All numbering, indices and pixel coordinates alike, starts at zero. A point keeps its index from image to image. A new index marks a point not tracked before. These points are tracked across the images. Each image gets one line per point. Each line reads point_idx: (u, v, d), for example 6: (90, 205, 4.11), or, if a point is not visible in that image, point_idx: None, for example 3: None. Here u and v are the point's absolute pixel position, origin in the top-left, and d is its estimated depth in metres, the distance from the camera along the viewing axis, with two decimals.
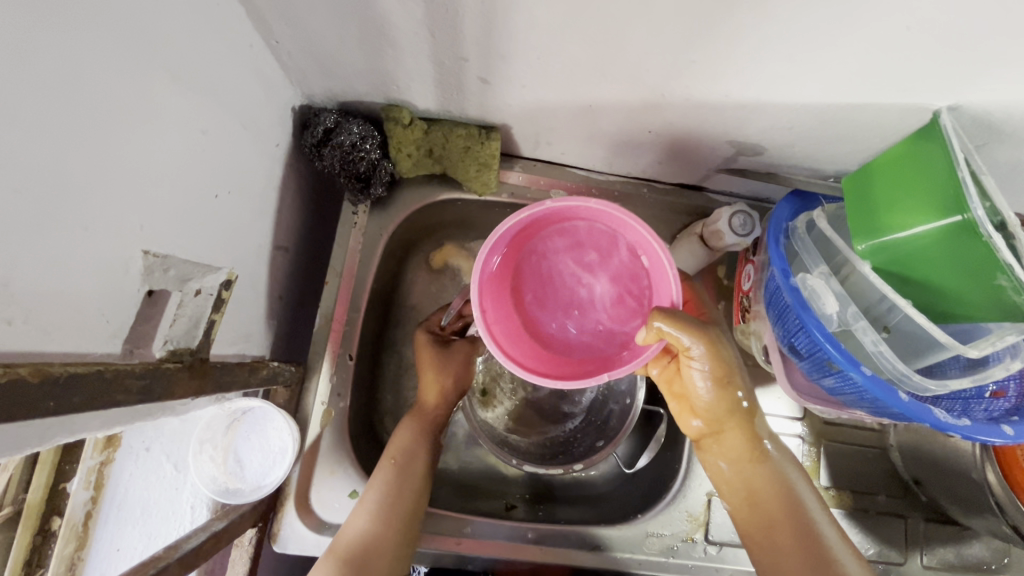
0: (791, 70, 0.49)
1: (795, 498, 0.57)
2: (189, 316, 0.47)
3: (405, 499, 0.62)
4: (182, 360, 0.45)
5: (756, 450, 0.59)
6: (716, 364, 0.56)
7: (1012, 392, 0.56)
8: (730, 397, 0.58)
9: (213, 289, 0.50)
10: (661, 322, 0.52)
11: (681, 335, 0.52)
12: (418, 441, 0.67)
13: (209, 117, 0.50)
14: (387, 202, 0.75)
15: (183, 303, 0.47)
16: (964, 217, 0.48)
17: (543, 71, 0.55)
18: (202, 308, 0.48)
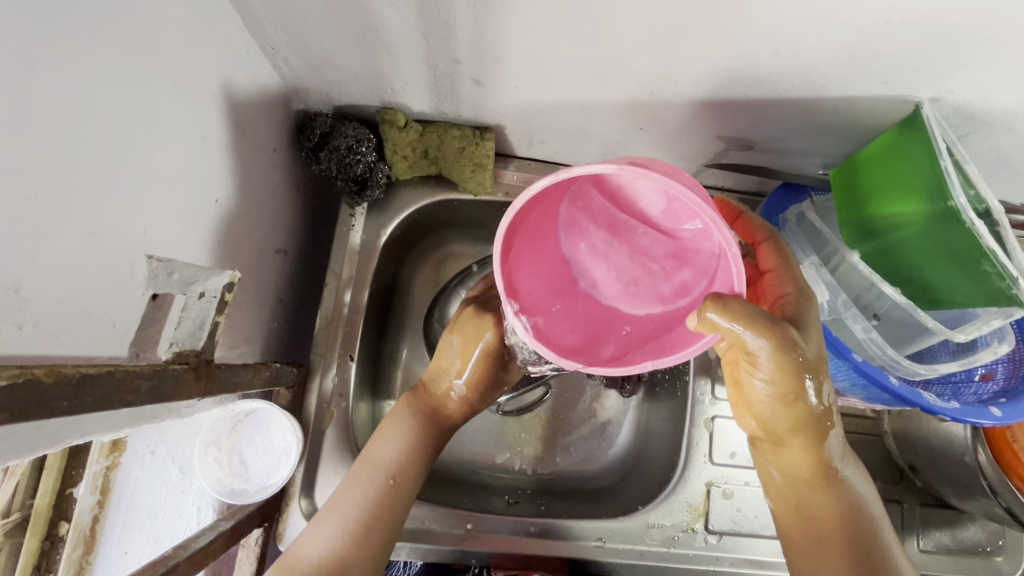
0: (777, 65, 0.50)
1: (857, 525, 0.54)
2: (194, 318, 0.48)
3: (387, 514, 0.59)
4: (187, 362, 0.45)
5: (821, 471, 0.56)
6: (781, 371, 0.50)
7: (1000, 375, 0.58)
8: (797, 412, 0.53)
9: (216, 292, 0.50)
10: (717, 315, 0.46)
11: (739, 332, 0.47)
12: (409, 450, 0.63)
13: (208, 123, 0.51)
14: (384, 204, 0.76)
15: (187, 305, 0.47)
16: (947, 205, 0.49)
17: (534, 71, 0.56)
18: (207, 310, 0.49)
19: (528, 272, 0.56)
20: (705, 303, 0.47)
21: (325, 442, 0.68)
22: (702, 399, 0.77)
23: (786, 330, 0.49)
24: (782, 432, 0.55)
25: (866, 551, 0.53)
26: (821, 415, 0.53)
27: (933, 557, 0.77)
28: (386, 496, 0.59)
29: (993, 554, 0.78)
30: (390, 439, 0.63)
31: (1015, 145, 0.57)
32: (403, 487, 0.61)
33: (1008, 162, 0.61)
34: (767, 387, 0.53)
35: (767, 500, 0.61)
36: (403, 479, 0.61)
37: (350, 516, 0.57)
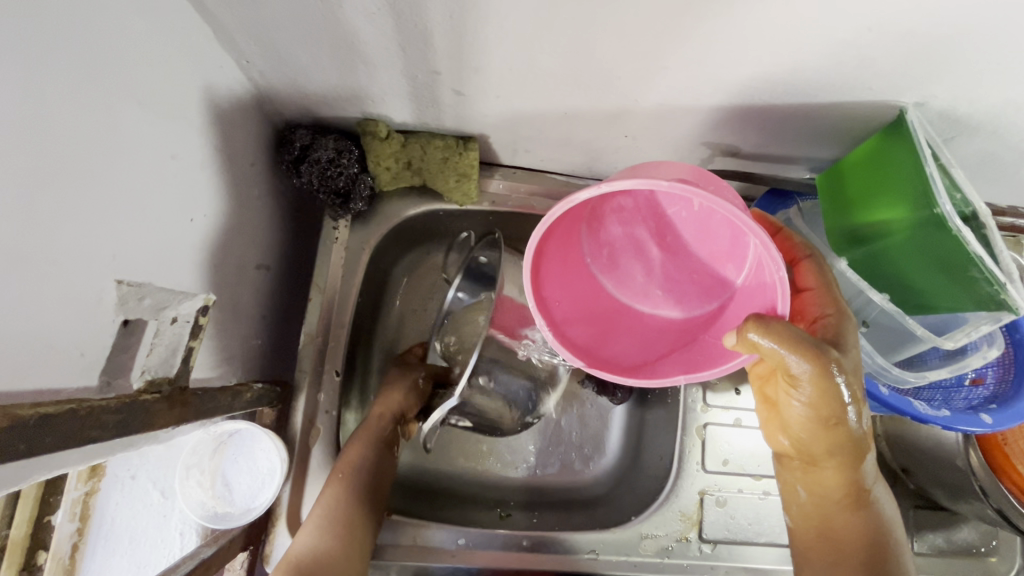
0: (762, 72, 0.49)
1: (883, 552, 0.54)
2: (166, 344, 0.47)
3: (357, 526, 0.61)
4: (160, 390, 0.45)
5: (852, 493, 0.55)
6: (823, 397, 0.49)
7: (991, 379, 0.57)
8: (836, 437, 0.52)
9: (190, 316, 0.49)
10: (757, 336, 0.46)
11: (783, 354, 0.46)
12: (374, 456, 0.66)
13: (181, 141, 0.49)
14: (368, 215, 0.75)
15: (160, 331, 0.46)
16: (934, 212, 0.48)
17: (516, 81, 0.55)
18: (180, 335, 0.48)
19: (554, 255, 0.59)
20: (747, 323, 0.47)
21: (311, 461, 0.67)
22: (694, 406, 0.76)
23: (835, 356, 0.48)
24: (815, 454, 0.55)
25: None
26: (861, 441, 0.53)
27: (928, 560, 0.76)
28: (352, 508, 0.62)
29: (988, 555, 0.78)
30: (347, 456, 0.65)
31: (1000, 148, 0.57)
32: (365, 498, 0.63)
33: (992, 166, 0.60)
34: (805, 409, 0.52)
35: (792, 517, 0.61)
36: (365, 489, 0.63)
37: (316, 532, 0.59)
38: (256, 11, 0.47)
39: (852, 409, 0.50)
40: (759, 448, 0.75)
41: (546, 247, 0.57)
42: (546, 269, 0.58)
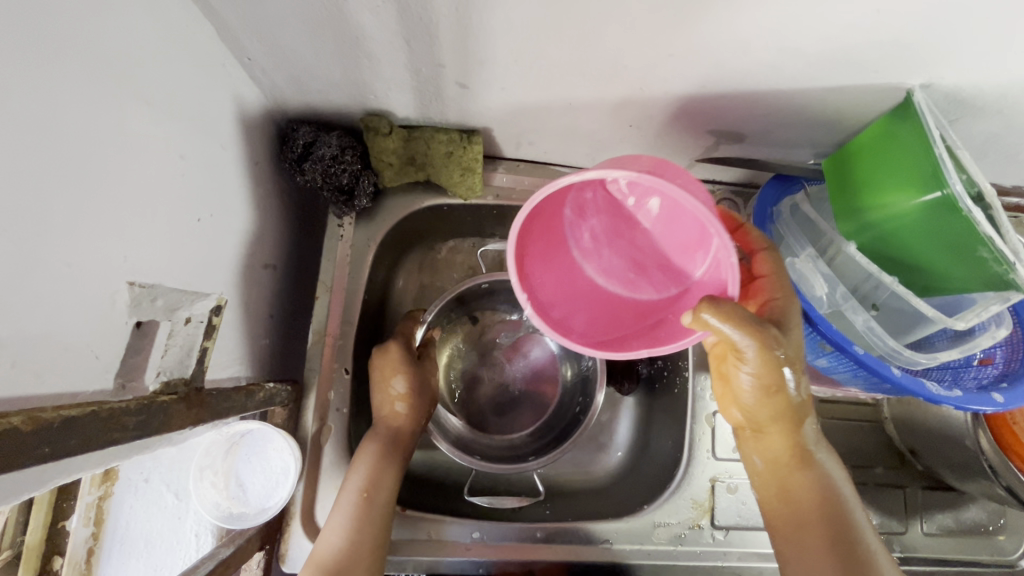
0: (768, 58, 0.49)
1: (836, 510, 0.54)
2: (181, 345, 0.46)
3: (374, 531, 0.60)
4: (177, 392, 0.44)
5: (798, 454, 0.56)
6: (771, 370, 0.50)
7: (1000, 359, 0.57)
8: (777, 402, 0.53)
9: (203, 316, 0.48)
10: (710, 314, 0.48)
11: (732, 333, 0.48)
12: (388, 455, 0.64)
13: (186, 141, 0.49)
14: (372, 212, 0.74)
15: (173, 333, 0.46)
16: (943, 193, 0.48)
17: (520, 72, 0.54)
18: (194, 336, 0.47)
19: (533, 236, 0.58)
20: (701, 304, 0.49)
21: (322, 460, 0.67)
22: (703, 394, 0.76)
23: (773, 329, 0.50)
24: (760, 420, 0.56)
25: (850, 538, 0.52)
26: (800, 403, 0.53)
27: (937, 539, 0.78)
28: (364, 513, 0.60)
29: (995, 533, 0.79)
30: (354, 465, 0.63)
31: (1005, 127, 0.57)
32: (380, 502, 0.62)
33: (998, 146, 0.61)
34: (751, 381, 0.53)
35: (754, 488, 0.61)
36: (378, 494, 0.62)
37: (336, 538, 0.58)
38: (259, 6, 0.47)
39: (791, 376, 0.51)
40: None
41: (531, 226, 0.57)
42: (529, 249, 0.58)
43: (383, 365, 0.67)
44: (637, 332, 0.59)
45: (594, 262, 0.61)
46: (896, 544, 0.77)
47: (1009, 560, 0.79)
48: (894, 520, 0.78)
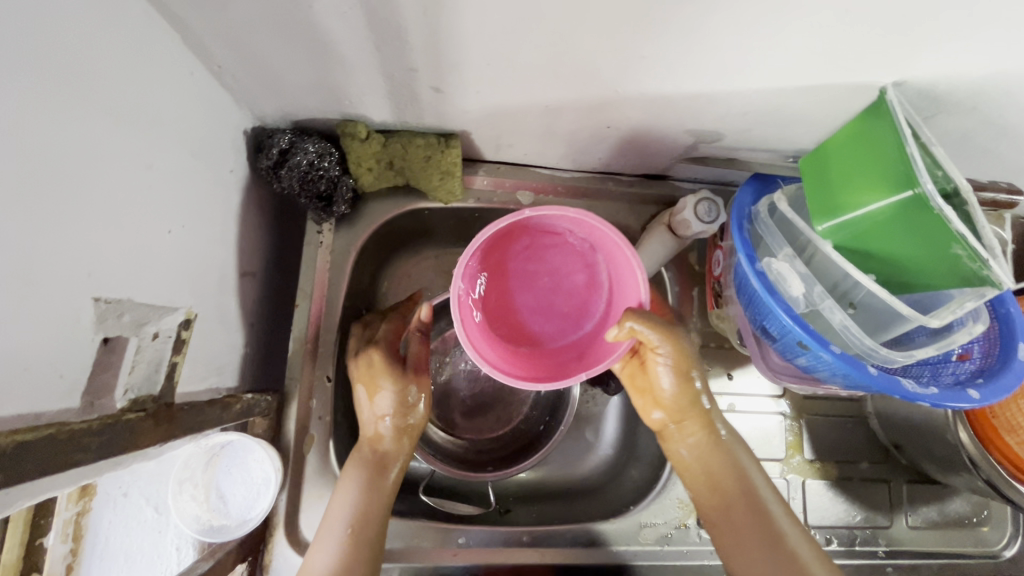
0: (742, 59, 0.49)
1: (753, 492, 0.59)
2: (149, 361, 0.47)
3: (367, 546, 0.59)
4: (144, 408, 0.45)
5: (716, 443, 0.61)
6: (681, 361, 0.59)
7: (977, 353, 0.57)
8: (691, 391, 0.60)
9: (172, 331, 0.50)
10: (633, 321, 0.55)
11: (650, 334, 0.56)
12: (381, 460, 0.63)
13: (154, 152, 0.48)
14: (352, 218, 0.74)
15: (141, 348, 0.46)
16: (914, 192, 0.47)
17: (494, 76, 0.54)
18: (162, 351, 0.49)
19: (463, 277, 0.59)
20: (624, 315, 0.56)
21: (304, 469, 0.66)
22: None
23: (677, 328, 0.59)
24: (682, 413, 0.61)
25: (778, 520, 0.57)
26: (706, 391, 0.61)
27: (920, 532, 0.79)
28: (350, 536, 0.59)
29: (979, 524, 0.80)
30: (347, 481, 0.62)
31: (979, 123, 0.57)
32: (369, 524, 0.60)
33: (972, 142, 0.61)
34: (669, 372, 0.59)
35: (684, 486, 0.64)
36: (365, 516, 0.60)
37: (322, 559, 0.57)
38: (226, 14, 0.46)
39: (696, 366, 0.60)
40: (753, 433, 0.78)
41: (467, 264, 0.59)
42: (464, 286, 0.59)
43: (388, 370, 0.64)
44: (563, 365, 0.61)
45: (511, 306, 0.65)
46: (881, 538, 0.77)
47: (992, 551, 0.80)
48: (879, 514, 0.78)
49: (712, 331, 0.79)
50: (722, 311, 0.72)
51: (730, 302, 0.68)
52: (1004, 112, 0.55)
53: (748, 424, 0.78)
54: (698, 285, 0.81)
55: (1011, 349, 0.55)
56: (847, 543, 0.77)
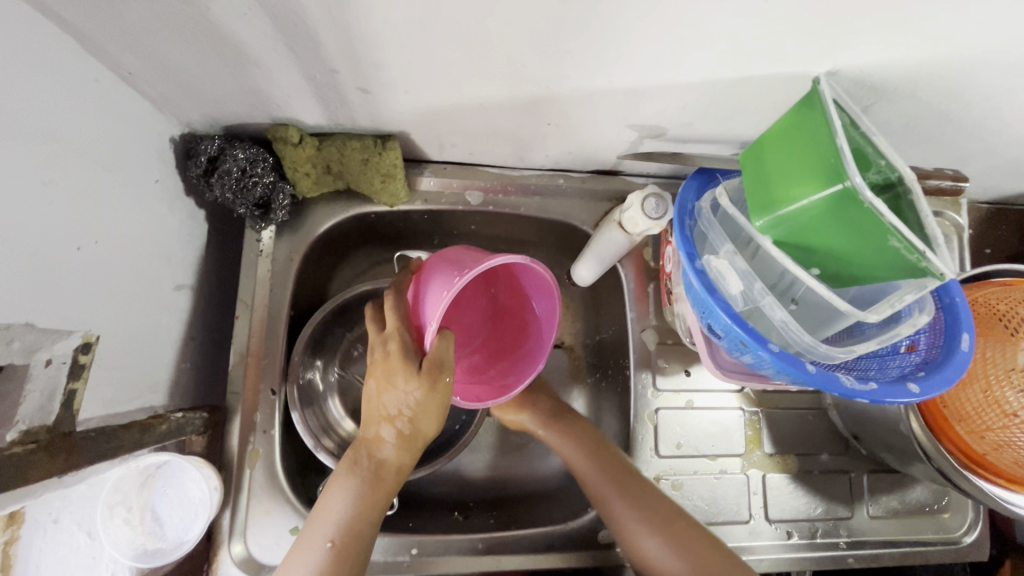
0: (670, 49, 0.47)
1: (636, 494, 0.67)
2: (41, 390, 0.44)
3: (359, 547, 0.60)
4: (36, 440, 0.43)
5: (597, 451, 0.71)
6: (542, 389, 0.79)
7: (923, 345, 0.56)
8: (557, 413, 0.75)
9: (67, 356, 0.46)
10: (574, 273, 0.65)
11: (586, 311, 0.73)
12: (384, 462, 0.62)
13: (56, 165, 0.45)
14: (294, 225, 0.72)
15: (33, 378, 0.43)
16: (844, 186, 0.46)
17: (421, 75, 0.52)
18: (56, 380, 0.45)
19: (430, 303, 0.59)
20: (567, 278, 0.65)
21: (248, 484, 0.66)
22: (645, 392, 0.77)
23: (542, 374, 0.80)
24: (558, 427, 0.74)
25: (679, 523, 0.65)
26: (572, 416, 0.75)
27: (881, 522, 0.79)
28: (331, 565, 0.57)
29: (940, 511, 0.80)
30: (330, 497, 0.61)
31: (921, 110, 0.56)
32: (352, 552, 0.59)
33: (915, 129, 0.60)
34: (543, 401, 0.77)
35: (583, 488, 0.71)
36: (349, 544, 0.59)
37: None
38: (121, 18, 0.43)
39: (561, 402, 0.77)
40: (712, 430, 0.77)
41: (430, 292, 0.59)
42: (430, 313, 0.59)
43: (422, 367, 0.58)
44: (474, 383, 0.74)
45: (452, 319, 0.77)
46: (842, 529, 0.77)
47: (954, 537, 0.80)
48: (840, 506, 0.78)
49: (668, 328, 0.79)
50: (673, 308, 0.72)
51: (678, 299, 0.67)
52: (944, 99, 0.54)
53: (707, 421, 0.77)
54: (654, 282, 0.80)
55: (954, 339, 0.54)
56: (809, 536, 0.76)
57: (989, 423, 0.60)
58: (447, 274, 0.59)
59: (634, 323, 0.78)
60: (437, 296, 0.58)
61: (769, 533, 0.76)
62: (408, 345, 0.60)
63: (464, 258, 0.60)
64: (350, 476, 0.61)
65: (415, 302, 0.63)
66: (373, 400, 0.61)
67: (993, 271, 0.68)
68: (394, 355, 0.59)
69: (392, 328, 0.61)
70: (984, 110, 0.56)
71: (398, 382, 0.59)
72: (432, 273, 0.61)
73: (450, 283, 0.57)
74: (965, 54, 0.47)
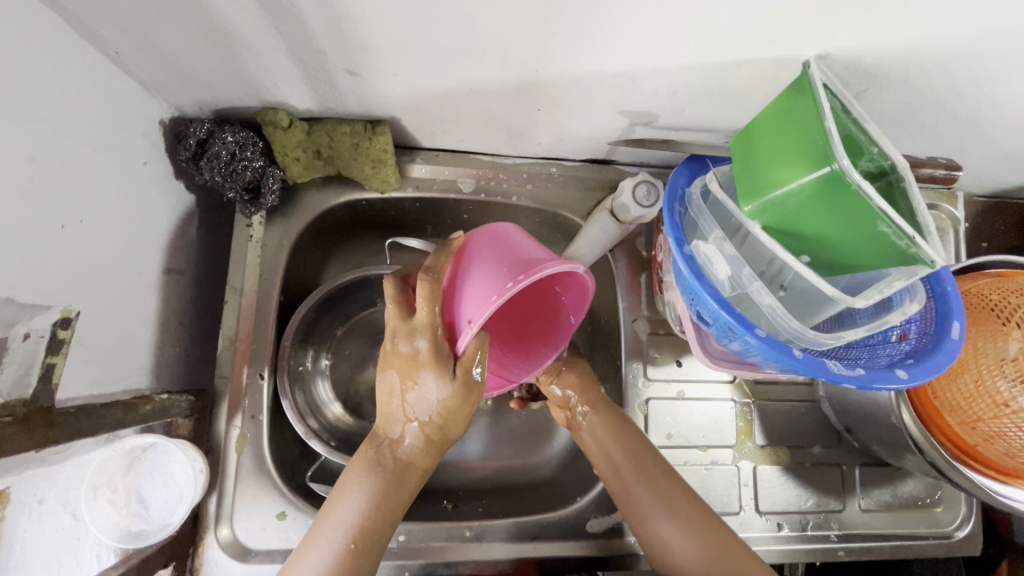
0: (660, 30, 0.47)
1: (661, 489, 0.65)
2: (18, 363, 0.42)
3: (378, 545, 0.59)
4: (12, 413, 0.41)
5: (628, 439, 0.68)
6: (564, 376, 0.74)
7: (914, 334, 0.55)
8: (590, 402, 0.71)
9: (44, 331, 0.45)
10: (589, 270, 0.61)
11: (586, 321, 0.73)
12: (409, 462, 0.60)
13: (39, 143, 0.45)
14: (285, 210, 0.72)
15: (9, 351, 0.42)
16: (831, 168, 0.45)
17: (409, 57, 0.52)
18: (34, 353, 0.44)
19: (470, 303, 0.54)
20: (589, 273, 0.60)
21: (235, 469, 0.66)
22: (636, 381, 0.76)
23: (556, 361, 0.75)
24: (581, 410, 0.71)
25: (689, 501, 0.64)
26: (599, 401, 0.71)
27: (873, 515, 0.78)
28: (349, 565, 0.56)
29: (933, 505, 0.80)
30: (348, 495, 0.59)
31: (914, 97, 0.56)
32: (370, 552, 0.58)
33: (909, 117, 0.60)
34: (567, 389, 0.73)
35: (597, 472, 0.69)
36: (369, 544, 0.58)
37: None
38: None
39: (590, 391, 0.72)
40: (704, 420, 0.77)
41: (473, 290, 0.54)
42: (470, 314, 0.54)
43: (457, 371, 0.56)
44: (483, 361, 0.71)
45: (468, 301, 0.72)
46: (833, 522, 0.77)
47: (945, 531, 0.80)
48: (831, 498, 0.78)
49: (661, 318, 0.78)
50: (663, 296, 0.71)
51: (669, 287, 0.67)
52: (937, 86, 0.54)
53: (698, 411, 0.77)
54: (647, 271, 0.79)
55: (945, 327, 0.53)
56: (799, 528, 0.76)
57: (980, 414, 0.60)
58: (496, 274, 0.53)
59: (626, 313, 0.78)
60: (483, 298, 0.53)
61: (759, 524, 0.75)
62: (443, 344, 0.55)
63: (510, 256, 0.55)
64: (370, 476, 0.60)
65: (449, 291, 0.56)
66: (397, 396, 0.58)
67: (988, 262, 0.68)
68: (424, 355, 0.55)
69: (423, 320, 0.55)
70: (980, 98, 0.56)
71: (427, 384, 0.56)
72: (479, 267, 0.55)
73: (503, 289, 0.52)
74: (959, 37, 0.47)
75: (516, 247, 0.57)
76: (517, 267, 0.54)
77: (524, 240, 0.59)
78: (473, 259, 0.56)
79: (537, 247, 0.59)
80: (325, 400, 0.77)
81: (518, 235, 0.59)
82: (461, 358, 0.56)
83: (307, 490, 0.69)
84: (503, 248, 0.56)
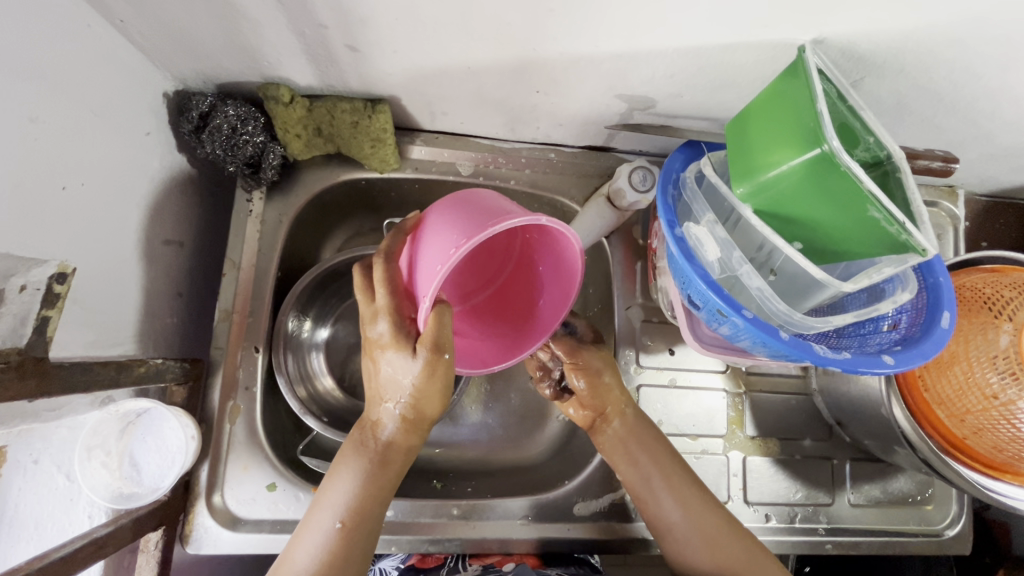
0: (655, 10, 0.47)
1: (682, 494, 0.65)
2: (14, 314, 0.43)
3: (366, 524, 0.59)
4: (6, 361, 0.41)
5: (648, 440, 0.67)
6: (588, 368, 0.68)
7: (904, 323, 0.55)
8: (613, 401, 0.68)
9: (40, 283, 0.44)
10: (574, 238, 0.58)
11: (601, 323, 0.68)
12: (388, 445, 0.60)
13: (40, 104, 0.46)
14: (284, 187, 0.73)
15: (3, 300, 0.42)
16: (822, 149, 0.46)
17: (408, 33, 0.52)
18: (30, 305, 0.44)
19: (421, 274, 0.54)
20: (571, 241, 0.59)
21: (228, 439, 0.67)
22: (628, 368, 0.77)
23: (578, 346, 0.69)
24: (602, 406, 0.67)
25: (710, 505, 0.64)
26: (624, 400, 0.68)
27: (862, 510, 0.78)
28: (340, 545, 0.57)
29: (923, 502, 0.80)
30: (338, 479, 0.59)
31: (911, 87, 0.56)
32: (362, 532, 0.58)
33: (905, 107, 0.60)
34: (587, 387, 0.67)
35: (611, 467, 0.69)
36: (358, 524, 0.58)
37: (304, 566, 0.56)
38: None
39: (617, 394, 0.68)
40: (695, 410, 0.77)
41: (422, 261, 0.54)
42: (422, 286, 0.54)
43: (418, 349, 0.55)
44: (481, 342, 0.69)
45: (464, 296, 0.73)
46: (821, 515, 0.77)
47: (935, 530, 0.79)
48: (821, 492, 0.78)
49: (654, 306, 0.79)
50: (656, 282, 0.72)
51: (662, 272, 0.67)
52: (934, 76, 0.54)
53: (690, 400, 0.77)
54: (642, 260, 0.80)
55: (935, 316, 0.53)
56: (787, 520, 0.76)
57: (969, 406, 0.59)
58: (445, 240, 0.52)
59: (620, 300, 0.78)
60: (432, 267, 0.52)
61: (747, 514, 0.75)
62: (402, 321, 0.56)
63: (464, 216, 0.53)
64: (354, 455, 0.60)
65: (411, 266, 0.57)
66: (373, 380, 0.59)
67: (983, 257, 0.68)
68: (385, 333, 0.56)
69: (381, 300, 0.56)
70: (979, 90, 0.56)
71: (395, 366, 0.56)
72: (431, 236, 0.55)
73: (446, 254, 0.51)
74: (957, 25, 0.47)
75: (470, 204, 0.54)
76: (466, 226, 0.52)
77: (491, 200, 0.55)
78: (425, 229, 0.56)
79: (501, 203, 0.56)
80: (319, 374, 0.78)
81: (483, 195, 0.56)
82: (424, 334, 0.54)
83: (297, 463, 0.70)
84: (460, 207, 0.54)
